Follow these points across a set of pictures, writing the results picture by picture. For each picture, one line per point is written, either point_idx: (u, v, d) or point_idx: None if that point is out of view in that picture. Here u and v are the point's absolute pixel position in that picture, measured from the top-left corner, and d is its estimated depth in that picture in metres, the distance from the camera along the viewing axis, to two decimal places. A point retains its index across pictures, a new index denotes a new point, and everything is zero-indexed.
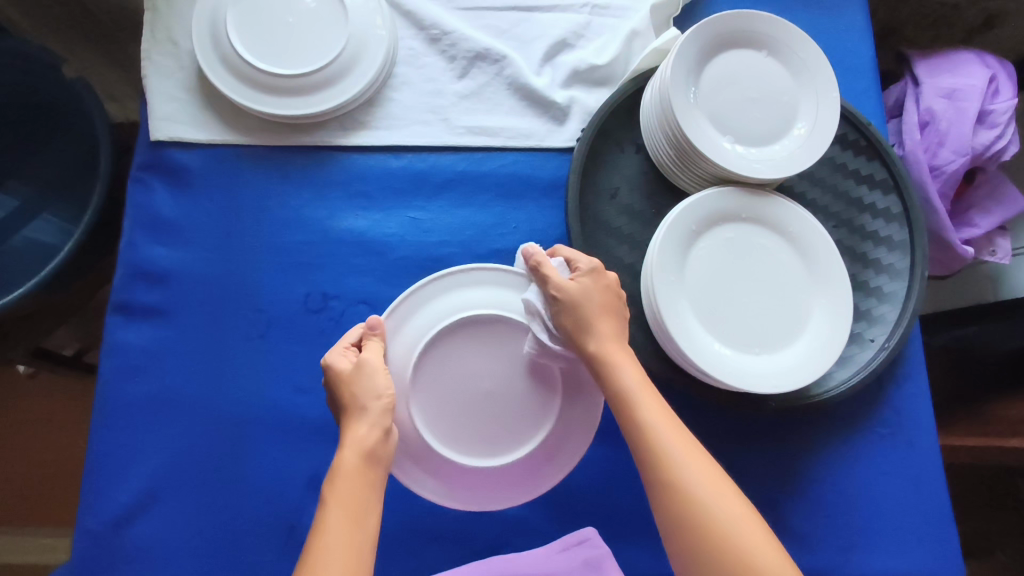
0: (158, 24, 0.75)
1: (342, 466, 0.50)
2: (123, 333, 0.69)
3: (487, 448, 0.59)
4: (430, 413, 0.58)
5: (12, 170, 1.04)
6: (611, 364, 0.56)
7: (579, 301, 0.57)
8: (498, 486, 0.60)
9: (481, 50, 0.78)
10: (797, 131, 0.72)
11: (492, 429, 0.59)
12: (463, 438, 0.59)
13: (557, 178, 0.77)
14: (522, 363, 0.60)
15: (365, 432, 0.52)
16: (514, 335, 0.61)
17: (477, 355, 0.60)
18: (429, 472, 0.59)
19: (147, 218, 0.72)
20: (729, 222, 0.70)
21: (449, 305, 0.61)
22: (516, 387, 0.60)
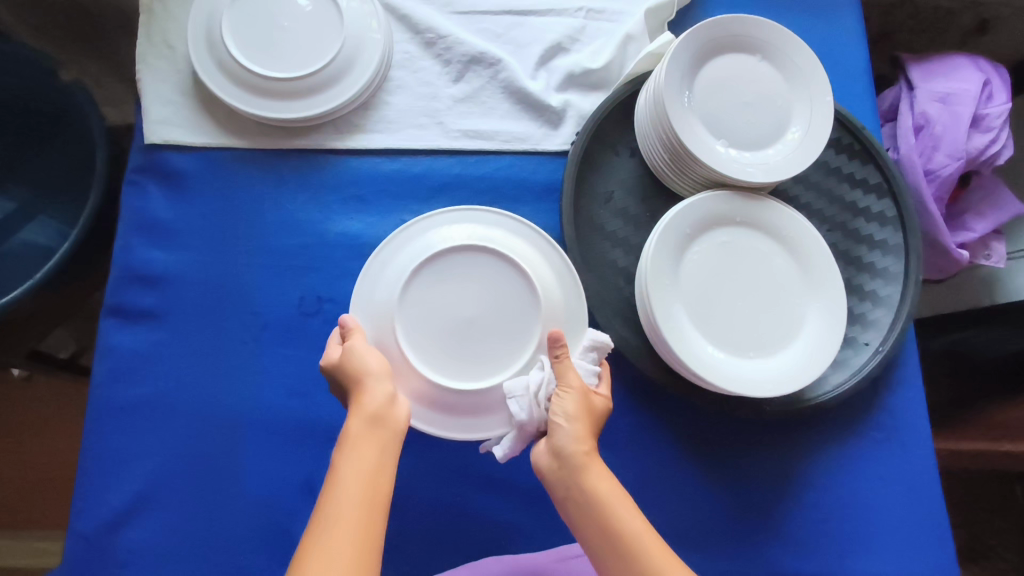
0: (154, 28, 0.75)
1: (351, 432, 0.52)
2: (117, 336, 0.69)
3: (475, 369, 0.58)
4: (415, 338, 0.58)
5: (8, 174, 1.05)
6: (583, 474, 0.54)
7: (583, 402, 0.56)
8: (486, 409, 0.59)
9: (476, 54, 0.78)
10: (791, 135, 0.72)
11: (478, 352, 0.58)
12: (449, 362, 0.58)
13: (553, 182, 0.77)
14: (501, 285, 0.59)
15: (369, 399, 0.53)
16: (493, 258, 0.60)
17: (456, 280, 0.59)
18: (418, 402, 0.59)
19: (142, 221, 0.72)
20: (723, 225, 0.70)
21: (417, 253, 0.62)
22: (498, 309, 0.59)
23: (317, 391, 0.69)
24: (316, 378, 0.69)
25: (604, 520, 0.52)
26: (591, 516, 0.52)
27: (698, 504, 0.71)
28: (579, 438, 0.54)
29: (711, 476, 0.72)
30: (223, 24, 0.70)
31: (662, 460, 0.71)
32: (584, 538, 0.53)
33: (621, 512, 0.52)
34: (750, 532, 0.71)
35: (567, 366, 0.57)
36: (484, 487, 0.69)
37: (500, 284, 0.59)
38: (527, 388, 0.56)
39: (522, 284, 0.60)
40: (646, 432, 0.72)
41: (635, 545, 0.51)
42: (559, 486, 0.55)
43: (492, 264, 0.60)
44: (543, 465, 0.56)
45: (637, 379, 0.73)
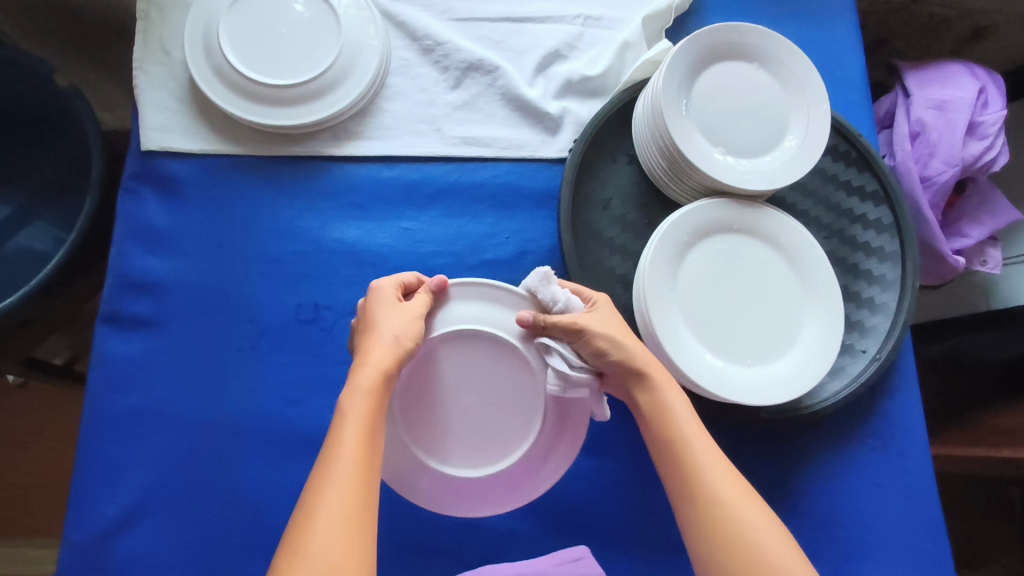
0: (150, 34, 0.75)
1: (357, 382, 0.50)
2: (113, 344, 0.69)
3: (497, 447, 0.59)
4: (428, 446, 0.58)
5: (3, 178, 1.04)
6: (659, 396, 0.56)
7: (604, 323, 0.58)
8: (518, 480, 0.60)
9: (474, 61, 0.78)
10: (788, 143, 0.73)
11: (499, 426, 0.59)
12: (465, 453, 0.59)
13: (550, 189, 0.77)
14: (488, 360, 0.59)
15: (386, 358, 0.52)
16: (473, 339, 0.59)
17: (443, 372, 0.58)
18: (447, 494, 0.59)
19: (138, 227, 0.72)
20: (721, 233, 0.70)
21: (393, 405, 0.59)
22: (494, 386, 0.59)
23: (313, 399, 0.68)
24: (313, 386, 0.69)
25: (666, 428, 0.55)
26: (658, 425, 0.55)
27: None
28: (633, 356, 0.57)
29: None
30: (220, 31, 0.70)
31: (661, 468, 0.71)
32: (654, 448, 0.56)
33: (683, 422, 0.55)
34: None
35: (554, 325, 0.58)
36: None
37: (474, 356, 0.59)
38: (559, 371, 0.56)
39: (508, 353, 0.59)
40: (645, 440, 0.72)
41: (691, 455, 0.53)
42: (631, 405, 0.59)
43: (474, 345, 0.59)
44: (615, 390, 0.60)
45: None
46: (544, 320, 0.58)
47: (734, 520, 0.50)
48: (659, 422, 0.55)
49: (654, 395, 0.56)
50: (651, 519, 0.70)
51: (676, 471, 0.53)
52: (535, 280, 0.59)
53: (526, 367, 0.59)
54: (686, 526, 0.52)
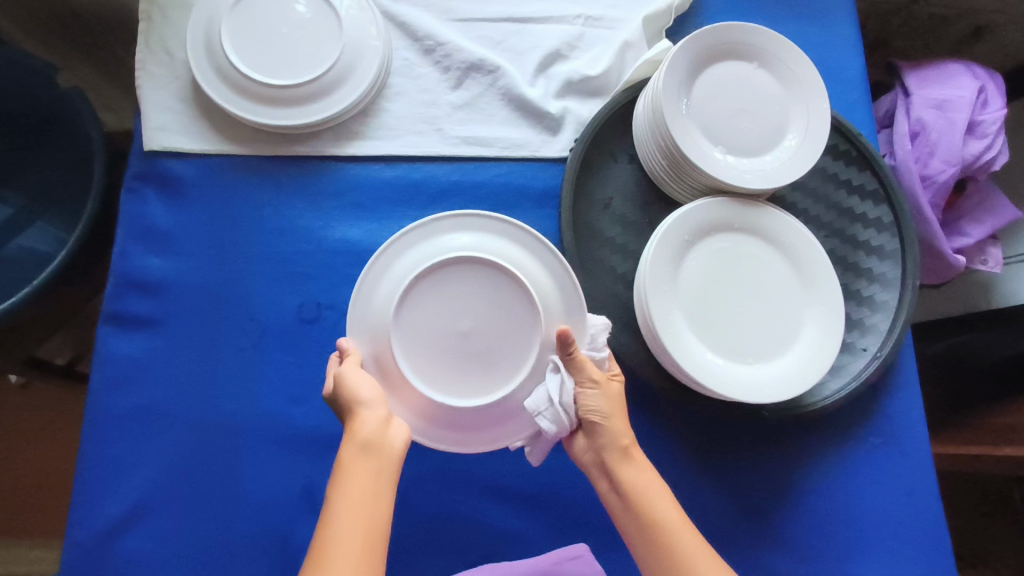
0: (152, 35, 0.75)
1: (345, 465, 0.52)
2: (115, 344, 0.69)
3: (488, 380, 0.57)
4: (420, 369, 0.57)
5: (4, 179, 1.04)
6: (626, 475, 0.59)
7: (609, 393, 0.60)
8: (506, 418, 0.59)
9: (475, 61, 0.79)
10: (788, 143, 0.73)
11: (505, 329, 0.57)
12: (456, 381, 0.57)
13: (551, 188, 0.77)
14: (492, 291, 0.58)
15: (366, 426, 0.53)
16: (481, 266, 0.58)
17: (429, 308, 0.57)
18: (432, 424, 0.58)
19: (140, 227, 0.72)
20: (721, 232, 0.70)
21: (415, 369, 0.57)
22: (494, 317, 0.57)
23: (315, 398, 0.69)
24: (314, 385, 0.69)
25: (643, 507, 0.58)
26: (633, 505, 0.58)
27: (697, 509, 0.71)
28: (620, 434, 0.60)
29: (711, 481, 0.72)
30: (222, 32, 0.70)
31: (662, 467, 0.71)
32: (627, 528, 0.59)
33: (660, 503, 0.58)
34: (749, 537, 0.71)
35: (580, 363, 0.58)
36: (482, 493, 0.69)
37: (439, 290, 0.57)
38: (549, 398, 0.57)
39: (493, 271, 0.58)
40: (646, 438, 0.72)
41: (666, 532, 0.57)
42: (601, 474, 0.61)
43: (456, 271, 0.58)
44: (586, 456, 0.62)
45: (635, 386, 0.73)
46: (575, 352, 0.58)
47: None
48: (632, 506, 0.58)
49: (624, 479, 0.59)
50: None
51: (653, 553, 0.57)
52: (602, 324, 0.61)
53: (530, 303, 0.57)
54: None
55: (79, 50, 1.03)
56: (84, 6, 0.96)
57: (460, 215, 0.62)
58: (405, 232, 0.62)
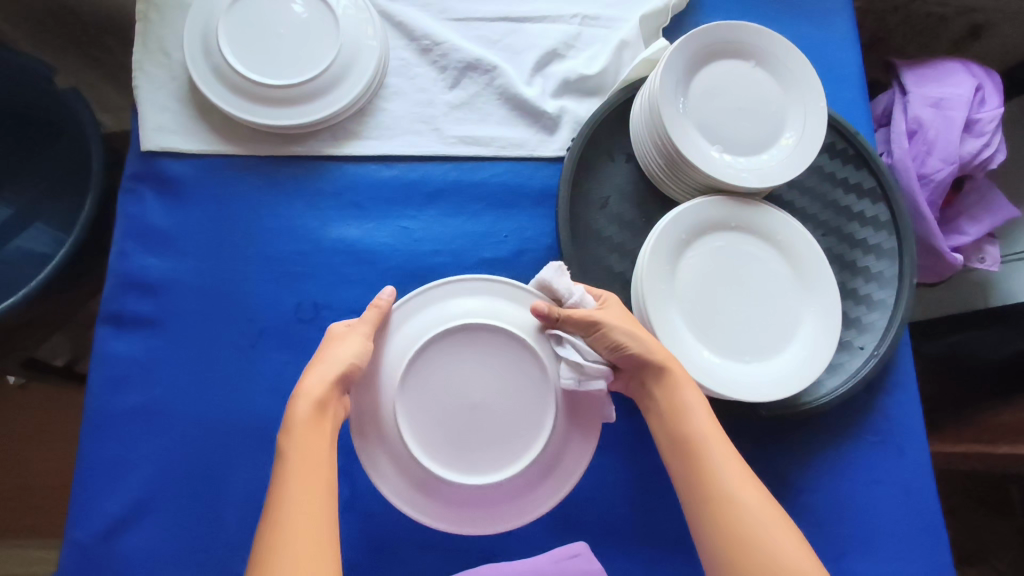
0: (150, 36, 0.75)
1: (298, 426, 0.52)
2: (113, 344, 0.69)
3: (487, 463, 0.57)
4: (418, 431, 0.56)
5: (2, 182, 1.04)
6: (672, 392, 0.59)
7: (623, 318, 0.61)
8: (525, 490, 0.58)
9: (472, 60, 0.79)
10: (785, 141, 0.73)
11: (489, 383, 0.58)
12: (489, 461, 0.57)
13: (548, 187, 0.77)
14: (495, 363, 0.58)
15: (315, 386, 0.53)
16: (455, 338, 0.58)
17: (432, 426, 0.56)
18: (415, 488, 0.57)
19: (137, 227, 0.72)
20: (718, 230, 0.70)
21: (486, 466, 0.57)
22: (493, 383, 0.58)
23: None
24: None
25: (680, 420, 0.58)
26: (669, 415, 0.59)
27: None
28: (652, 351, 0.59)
29: None
30: (219, 32, 0.71)
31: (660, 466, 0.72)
32: (667, 443, 0.59)
33: (697, 417, 0.58)
34: None
35: (567, 317, 0.59)
36: None
37: (428, 410, 0.57)
38: (571, 364, 0.57)
39: (435, 354, 0.57)
40: (644, 437, 0.72)
41: (701, 445, 0.56)
42: (645, 396, 0.62)
43: (421, 387, 0.57)
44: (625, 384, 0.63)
45: None
46: (558, 315, 0.59)
47: (746, 517, 0.52)
48: (673, 420, 0.59)
49: (668, 395, 0.59)
50: (650, 516, 0.70)
51: (687, 466, 0.57)
52: (552, 272, 0.62)
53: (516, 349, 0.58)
54: (689, 505, 0.56)
55: (76, 52, 1.03)
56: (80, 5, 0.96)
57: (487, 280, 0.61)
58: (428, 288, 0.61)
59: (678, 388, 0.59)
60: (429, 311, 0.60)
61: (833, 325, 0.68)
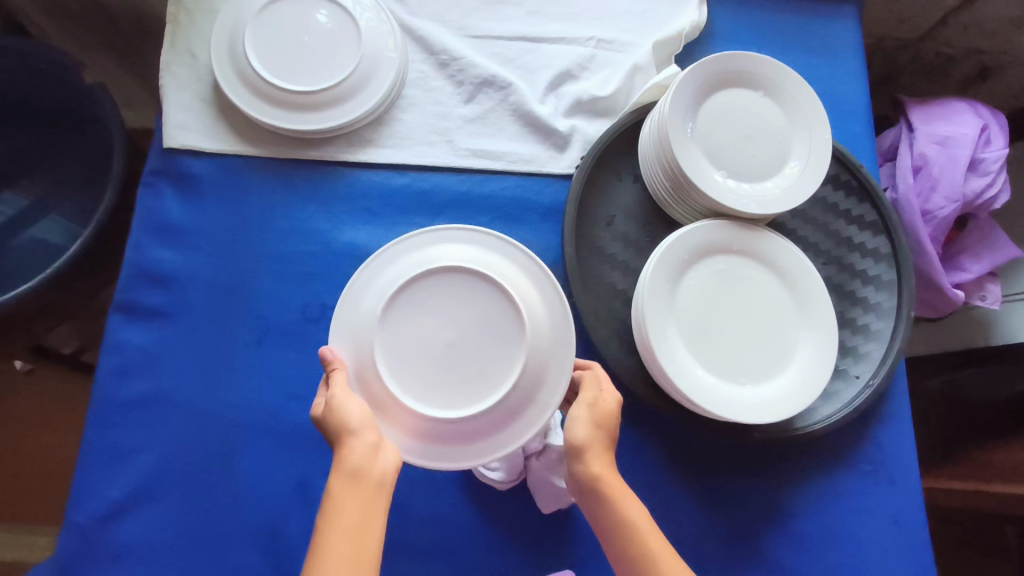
0: (179, 38, 0.78)
1: (335, 491, 0.53)
2: (125, 333, 0.70)
3: (437, 395, 0.58)
4: (391, 339, 0.59)
5: (24, 171, 1.07)
6: (624, 514, 0.57)
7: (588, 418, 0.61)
8: (483, 435, 0.58)
9: (488, 77, 0.81)
10: (789, 170, 0.75)
11: (465, 320, 0.59)
12: (456, 396, 0.58)
13: (556, 203, 0.79)
14: (476, 301, 0.60)
15: (358, 454, 0.54)
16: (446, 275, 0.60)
17: (408, 351, 0.58)
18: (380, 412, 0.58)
19: (155, 222, 0.73)
20: (719, 253, 0.71)
21: (454, 399, 0.58)
22: (471, 319, 0.59)
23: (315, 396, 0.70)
24: (315, 383, 0.70)
25: (634, 542, 0.56)
26: (621, 539, 0.57)
27: (685, 527, 0.72)
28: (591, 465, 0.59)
29: (702, 501, 0.72)
30: (246, 38, 0.73)
31: (652, 482, 0.72)
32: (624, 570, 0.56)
33: (650, 535, 0.56)
34: (736, 557, 0.72)
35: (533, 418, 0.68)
36: (473, 497, 0.71)
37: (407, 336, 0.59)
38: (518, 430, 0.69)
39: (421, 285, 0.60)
40: (637, 452, 0.73)
41: (656, 563, 0.55)
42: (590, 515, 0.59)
43: (406, 316, 0.59)
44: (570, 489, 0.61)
45: (629, 401, 0.74)
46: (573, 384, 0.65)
47: None
48: (626, 539, 0.56)
49: (618, 521, 0.57)
50: None
51: None
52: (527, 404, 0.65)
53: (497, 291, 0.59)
54: None
55: (105, 49, 1.06)
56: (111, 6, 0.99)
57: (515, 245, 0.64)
58: (468, 233, 0.65)
59: (627, 507, 0.57)
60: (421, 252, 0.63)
61: (831, 360, 0.69)
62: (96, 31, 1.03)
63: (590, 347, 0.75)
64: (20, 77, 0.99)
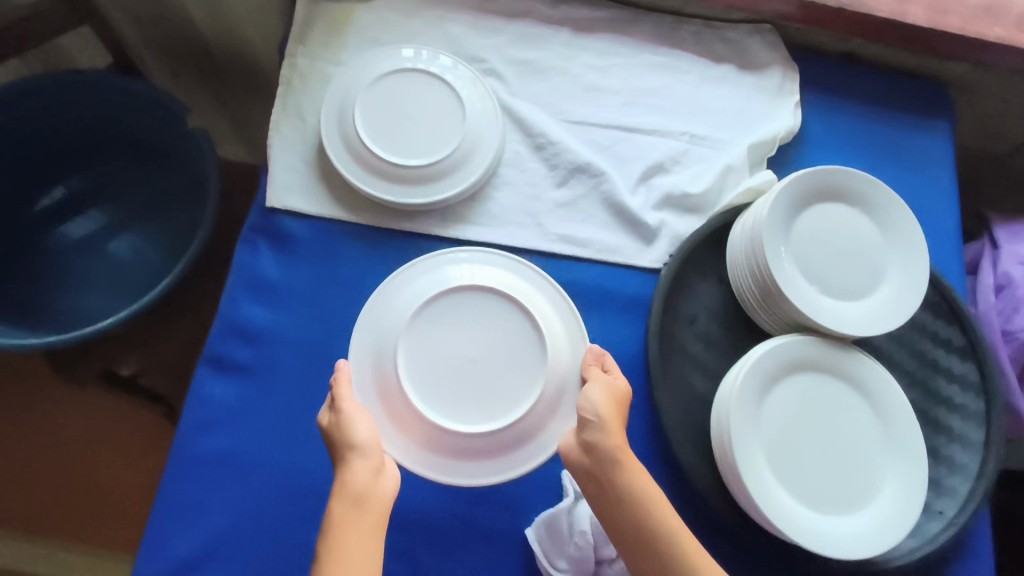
0: (291, 101, 0.81)
1: (337, 518, 0.53)
2: (210, 387, 0.71)
3: (455, 408, 0.68)
4: (415, 350, 0.69)
5: (109, 193, 1.11)
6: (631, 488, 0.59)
7: (609, 392, 0.65)
8: (499, 452, 0.68)
9: (582, 164, 0.82)
10: (883, 292, 0.73)
11: (481, 340, 0.70)
12: (470, 409, 0.68)
13: (640, 296, 0.79)
14: (498, 325, 0.71)
15: (361, 480, 0.55)
16: (470, 297, 0.71)
17: (430, 363, 0.69)
18: (401, 421, 0.67)
19: (250, 278, 0.75)
20: (807, 369, 0.69)
21: (473, 411, 0.68)
22: (490, 341, 0.70)
23: None
24: None
25: (649, 512, 0.58)
26: (630, 512, 0.58)
27: None
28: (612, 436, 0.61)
29: None
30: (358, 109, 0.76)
31: None
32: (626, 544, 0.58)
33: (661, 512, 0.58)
34: None
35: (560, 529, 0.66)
36: None
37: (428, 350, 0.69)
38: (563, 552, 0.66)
39: (444, 304, 0.71)
40: None
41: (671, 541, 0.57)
42: (593, 485, 0.61)
43: (429, 331, 0.70)
44: (574, 459, 0.63)
45: (700, 511, 0.72)
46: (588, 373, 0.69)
47: None
48: (639, 514, 0.58)
49: (632, 496, 0.58)
50: None
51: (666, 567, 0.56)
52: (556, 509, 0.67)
53: (516, 315, 0.71)
54: None
55: (210, 97, 1.13)
56: (219, 55, 1.05)
57: (542, 281, 0.75)
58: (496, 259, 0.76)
59: (633, 476, 0.60)
60: (449, 268, 0.74)
61: (921, 501, 0.66)
62: (206, 82, 1.11)
63: (664, 449, 0.73)
64: (128, 113, 1.04)
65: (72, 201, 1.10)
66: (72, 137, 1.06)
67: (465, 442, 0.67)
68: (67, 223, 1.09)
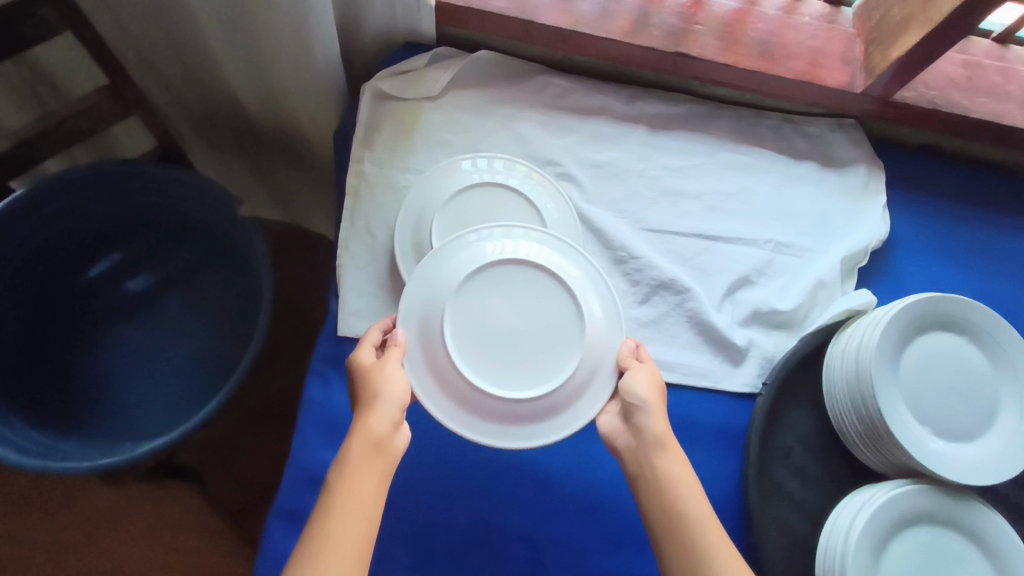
0: (359, 215, 0.77)
1: (352, 460, 0.54)
2: (283, 543, 0.66)
3: (491, 377, 0.61)
4: (453, 317, 0.62)
5: (153, 258, 1.03)
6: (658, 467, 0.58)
7: (651, 377, 0.62)
8: (529, 421, 0.61)
9: (667, 280, 0.78)
10: (997, 431, 0.69)
11: (523, 308, 0.63)
12: (506, 382, 0.61)
13: (729, 425, 0.75)
14: (539, 296, 0.64)
15: (377, 428, 0.56)
16: (513, 266, 0.64)
17: (467, 329, 0.62)
18: (444, 391, 0.61)
19: (322, 415, 0.71)
20: (924, 523, 0.65)
21: (505, 379, 0.61)
22: (533, 312, 0.63)
23: None
24: None
25: (670, 489, 0.57)
26: (657, 490, 0.57)
27: None
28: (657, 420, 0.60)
29: None
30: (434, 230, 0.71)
31: None
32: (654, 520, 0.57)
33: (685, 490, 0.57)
34: None
35: None
36: None
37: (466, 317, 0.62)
38: None
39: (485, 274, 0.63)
40: None
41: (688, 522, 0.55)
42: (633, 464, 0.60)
43: (468, 299, 0.63)
44: (622, 443, 0.62)
45: None
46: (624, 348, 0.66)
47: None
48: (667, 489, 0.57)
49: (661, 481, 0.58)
50: None
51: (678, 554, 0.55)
52: None
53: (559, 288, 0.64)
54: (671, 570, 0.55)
55: (242, 157, 1.11)
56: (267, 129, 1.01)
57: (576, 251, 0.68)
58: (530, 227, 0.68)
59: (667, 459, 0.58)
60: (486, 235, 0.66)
61: None
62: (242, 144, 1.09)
63: None
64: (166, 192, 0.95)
65: (115, 272, 1.02)
66: (120, 214, 0.99)
67: (495, 410, 0.61)
68: (121, 287, 1.02)
